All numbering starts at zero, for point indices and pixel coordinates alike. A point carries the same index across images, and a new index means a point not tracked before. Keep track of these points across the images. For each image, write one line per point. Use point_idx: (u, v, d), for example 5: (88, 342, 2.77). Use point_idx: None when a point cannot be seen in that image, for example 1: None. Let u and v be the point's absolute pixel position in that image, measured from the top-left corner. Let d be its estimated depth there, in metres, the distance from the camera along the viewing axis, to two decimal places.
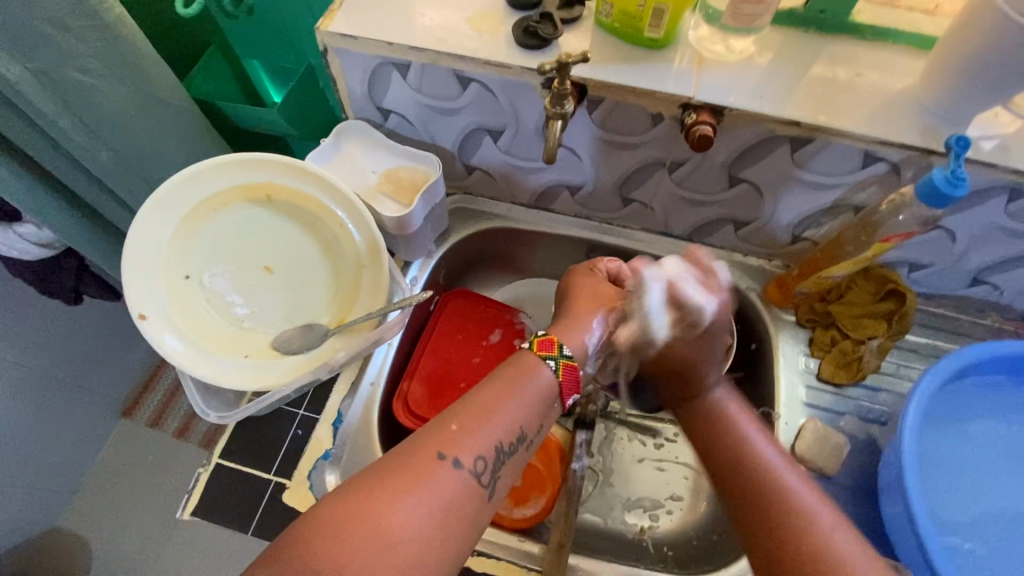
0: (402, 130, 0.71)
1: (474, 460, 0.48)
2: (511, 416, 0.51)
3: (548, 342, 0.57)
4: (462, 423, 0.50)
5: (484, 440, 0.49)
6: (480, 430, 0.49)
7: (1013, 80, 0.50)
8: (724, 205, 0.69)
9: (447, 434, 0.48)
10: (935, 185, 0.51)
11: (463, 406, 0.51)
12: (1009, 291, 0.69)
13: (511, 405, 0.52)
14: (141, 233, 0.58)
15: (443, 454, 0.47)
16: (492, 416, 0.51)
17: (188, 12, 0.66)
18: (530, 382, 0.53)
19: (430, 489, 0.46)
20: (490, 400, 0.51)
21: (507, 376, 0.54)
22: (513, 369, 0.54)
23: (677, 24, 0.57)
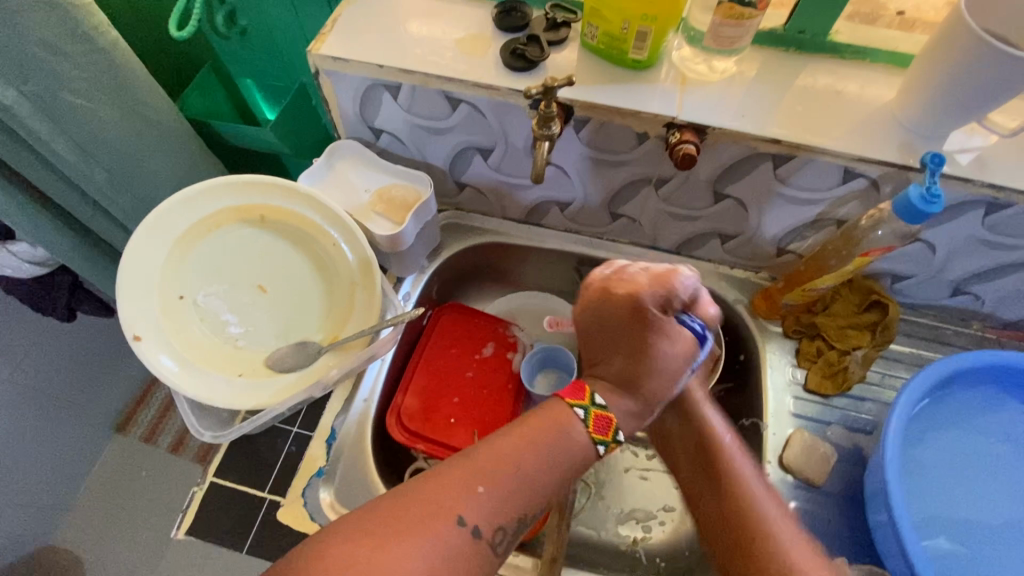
0: (393, 148, 0.72)
1: (493, 531, 0.46)
2: (536, 482, 0.48)
3: (606, 421, 0.52)
4: (488, 489, 0.46)
5: (505, 507, 0.47)
6: (508, 501, 0.47)
7: (985, 98, 0.52)
8: (710, 219, 0.70)
9: (468, 497, 0.46)
10: (910, 201, 0.52)
11: (489, 467, 0.48)
12: (990, 300, 0.71)
13: (543, 475, 0.49)
14: (135, 254, 0.58)
15: (460, 517, 0.45)
16: (519, 478, 0.48)
17: (182, 35, 0.67)
18: (564, 439, 0.50)
19: (438, 548, 0.43)
20: (522, 463, 0.48)
21: (538, 431, 0.50)
22: (544, 416, 0.51)
23: (661, 46, 0.58)
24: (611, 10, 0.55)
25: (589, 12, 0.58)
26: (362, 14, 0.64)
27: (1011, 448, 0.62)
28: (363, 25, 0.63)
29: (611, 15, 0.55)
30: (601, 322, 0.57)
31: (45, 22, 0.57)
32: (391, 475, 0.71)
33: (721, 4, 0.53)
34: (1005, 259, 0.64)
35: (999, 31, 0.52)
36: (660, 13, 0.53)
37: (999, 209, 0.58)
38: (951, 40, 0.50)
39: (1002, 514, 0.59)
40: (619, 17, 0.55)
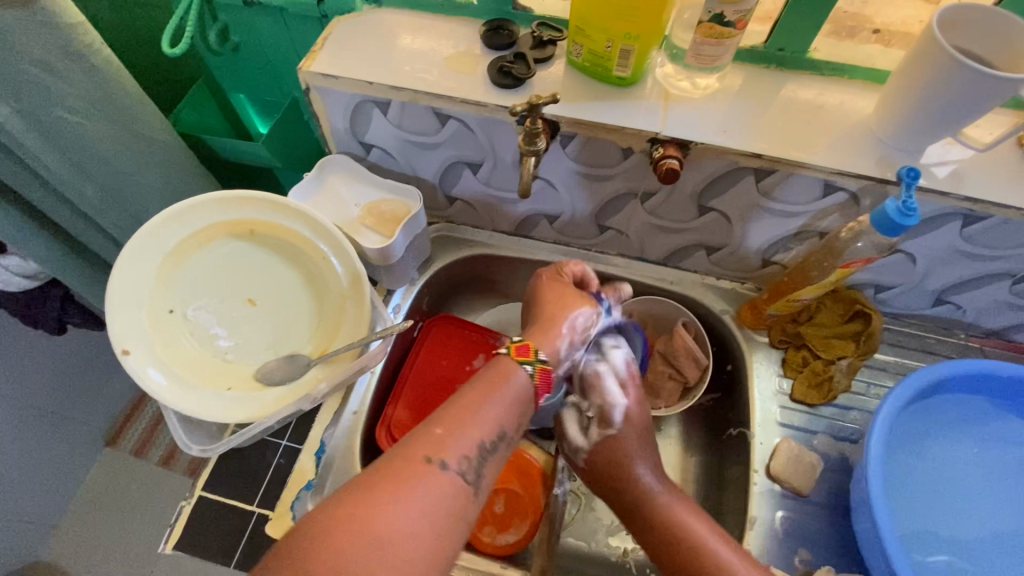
0: (384, 163, 0.73)
1: (459, 462, 0.49)
2: (489, 419, 0.52)
3: (526, 349, 0.58)
4: (445, 427, 0.50)
5: (466, 445, 0.50)
6: (464, 432, 0.51)
7: (958, 115, 0.53)
8: (696, 231, 0.71)
9: (431, 437, 0.50)
10: (888, 214, 0.53)
11: (442, 412, 0.52)
12: (971, 310, 0.72)
13: (486, 409, 0.53)
14: (125, 269, 0.58)
15: (430, 456, 0.48)
16: (473, 417, 0.52)
17: (175, 52, 0.68)
18: (506, 386, 0.55)
19: (421, 492, 0.46)
20: (466, 405, 0.53)
21: (480, 383, 0.55)
22: (483, 374, 0.56)
23: (644, 63, 0.59)
24: (595, 29, 0.56)
25: (574, 31, 0.59)
26: (352, 31, 0.66)
27: (994, 457, 0.63)
28: (353, 43, 0.65)
29: (595, 34, 0.57)
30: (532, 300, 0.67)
31: (39, 41, 0.58)
32: None
33: (701, 24, 0.54)
34: (984, 270, 0.65)
35: (971, 50, 0.53)
36: (643, 32, 0.55)
37: (975, 221, 0.59)
38: (924, 59, 0.51)
39: (985, 523, 0.59)
40: (603, 36, 0.56)
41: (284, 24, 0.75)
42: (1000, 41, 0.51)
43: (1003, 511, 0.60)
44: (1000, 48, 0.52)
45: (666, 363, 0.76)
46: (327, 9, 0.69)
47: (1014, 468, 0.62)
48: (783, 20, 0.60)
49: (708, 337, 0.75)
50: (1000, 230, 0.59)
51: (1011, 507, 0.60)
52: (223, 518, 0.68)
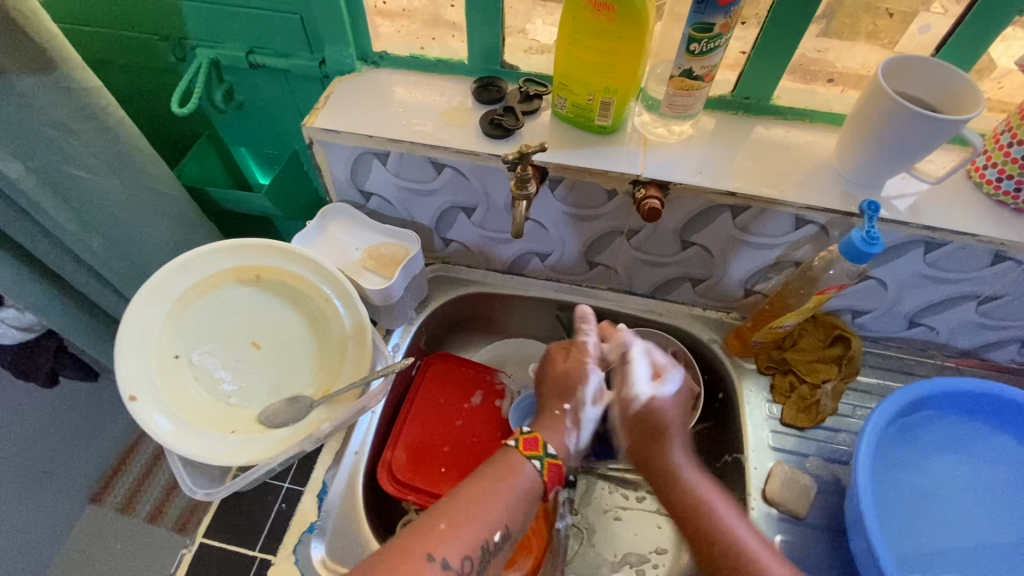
0: (382, 210, 0.76)
1: (460, 560, 0.54)
2: (497, 516, 0.58)
3: (533, 440, 0.64)
4: (450, 523, 0.56)
5: (467, 539, 0.56)
6: (466, 531, 0.56)
7: (908, 153, 0.58)
8: (680, 265, 0.75)
9: (435, 534, 0.55)
10: (854, 243, 0.57)
11: (451, 506, 0.58)
12: (944, 331, 0.76)
13: (497, 504, 0.58)
14: (134, 317, 0.60)
15: (432, 554, 0.54)
16: (476, 518, 0.57)
17: (183, 112, 0.73)
18: (515, 483, 0.60)
19: None
20: (478, 501, 0.58)
21: (494, 477, 0.60)
22: (482, 467, 0.61)
23: (623, 113, 0.65)
24: (577, 85, 0.62)
25: (558, 86, 0.65)
26: (352, 90, 0.71)
27: (984, 482, 0.64)
28: (353, 100, 0.70)
29: (577, 89, 0.63)
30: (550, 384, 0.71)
31: (57, 104, 0.62)
32: (382, 529, 0.70)
33: (672, 78, 0.59)
34: (950, 292, 0.70)
35: (917, 94, 0.59)
36: (620, 86, 0.61)
37: (936, 247, 0.64)
38: (875, 104, 0.57)
39: (981, 548, 0.61)
40: (585, 90, 0.62)
41: (287, 84, 0.80)
42: (939, 86, 0.57)
43: (998, 535, 0.62)
44: (941, 93, 0.58)
45: None
46: (327, 70, 0.75)
47: (1006, 492, 0.64)
48: (746, 73, 0.67)
49: (697, 365, 0.78)
50: (959, 254, 0.64)
51: (1006, 532, 0.62)
52: (221, 565, 0.67)
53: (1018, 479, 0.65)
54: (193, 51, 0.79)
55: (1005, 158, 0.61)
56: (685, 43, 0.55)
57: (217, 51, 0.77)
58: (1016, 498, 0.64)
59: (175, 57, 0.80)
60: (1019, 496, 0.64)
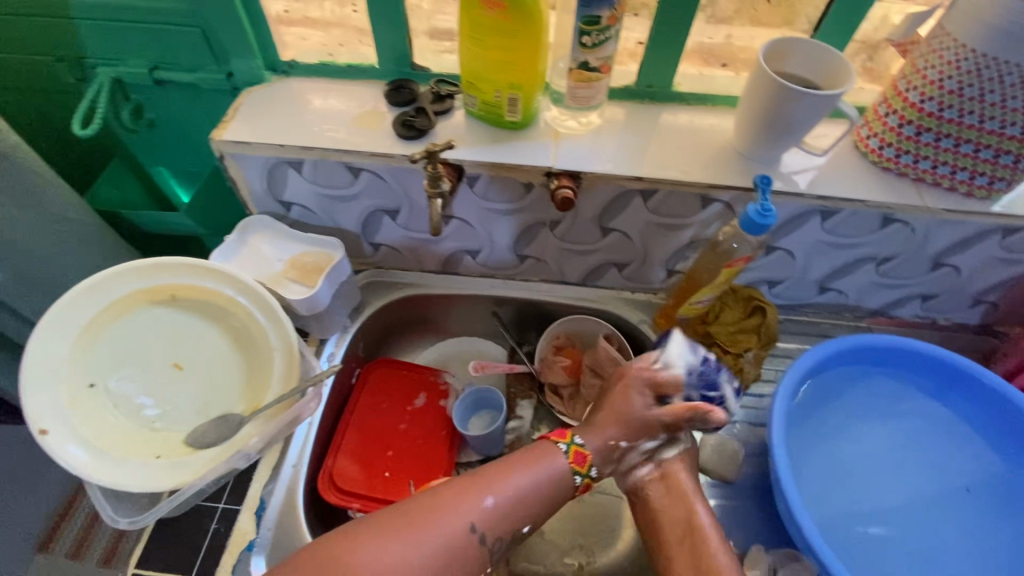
0: (305, 219, 0.76)
1: (495, 537, 0.59)
2: (531, 499, 0.61)
3: (582, 456, 0.64)
4: (494, 503, 0.59)
5: (506, 517, 0.59)
6: (507, 509, 0.60)
7: (795, 129, 0.62)
8: (604, 251, 0.77)
9: (478, 510, 0.59)
10: (750, 216, 0.61)
11: (498, 486, 0.60)
12: (852, 293, 0.81)
13: (534, 490, 0.61)
14: (39, 348, 0.58)
15: (474, 526, 0.58)
16: (516, 500, 0.60)
17: (86, 133, 0.70)
18: (553, 477, 0.62)
19: (449, 546, 0.56)
20: (519, 490, 0.60)
21: (534, 466, 0.62)
22: (533, 454, 0.64)
23: (532, 108, 0.67)
24: (483, 82, 0.64)
25: (466, 85, 0.66)
26: (262, 101, 0.70)
27: (895, 438, 0.69)
28: (264, 112, 0.69)
29: (483, 86, 0.64)
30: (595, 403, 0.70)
31: None
32: None
33: (571, 71, 0.62)
34: (851, 256, 0.74)
35: (799, 74, 0.63)
36: (524, 81, 0.62)
37: (832, 215, 0.69)
38: (761, 84, 0.60)
39: (898, 501, 0.65)
40: (491, 87, 0.64)
41: (198, 99, 0.79)
42: (817, 66, 0.62)
43: (907, 486, 0.66)
44: (819, 69, 0.62)
45: (596, 375, 0.80)
46: (236, 82, 0.74)
47: (914, 446, 0.69)
48: (647, 62, 0.70)
49: (629, 345, 0.81)
50: (853, 220, 0.69)
51: (914, 483, 0.66)
52: None
53: (923, 431, 0.70)
54: (94, 71, 0.76)
55: (884, 127, 0.66)
56: (577, 36, 0.57)
57: (119, 69, 0.74)
58: (921, 448, 0.69)
59: (75, 78, 0.77)
60: (926, 447, 0.69)
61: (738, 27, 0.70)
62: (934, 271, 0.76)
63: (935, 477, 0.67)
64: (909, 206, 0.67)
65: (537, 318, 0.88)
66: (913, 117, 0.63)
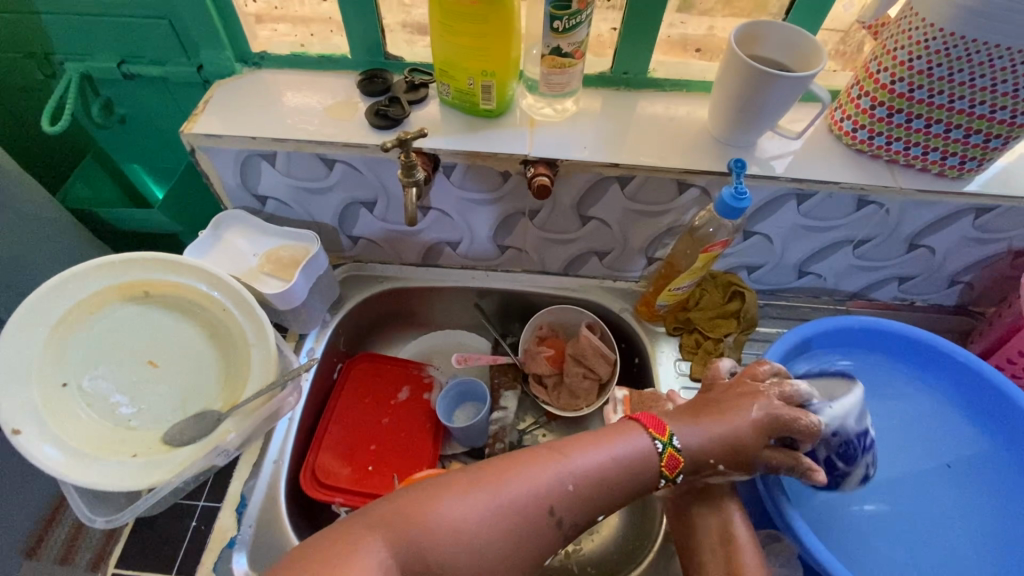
0: (281, 213, 0.75)
1: (572, 522, 0.52)
2: (617, 482, 0.54)
3: (675, 461, 0.55)
4: (575, 488, 0.52)
5: (591, 498, 0.53)
6: (590, 493, 0.53)
7: (769, 112, 0.62)
8: (584, 239, 0.77)
9: (560, 494, 0.52)
10: (725, 200, 0.61)
11: (581, 467, 0.53)
12: (831, 277, 0.82)
13: (619, 475, 0.54)
14: (8, 348, 0.56)
15: (553, 510, 0.51)
16: (601, 483, 0.53)
17: (54, 129, 0.69)
18: (641, 461, 0.54)
19: (524, 528, 0.50)
20: (608, 473, 0.53)
21: (619, 446, 0.55)
22: (616, 431, 0.56)
23: (507, 95, 0.66)
24: (456, 70, 0.63)
25: (440, 74, 0.65)
26: (233, 93, 0.69)
27: (881, 419, 0.70)
28: (235, 104, 0.68)
29: (457, 74, 0.64)
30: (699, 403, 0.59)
31: None
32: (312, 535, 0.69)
33: (544, 57, 0.61)
34: (828, 239, 0.75)
35: (771, 57, 0.63)
36: (497, 68, 0.62)
37: (807, 198, 0.69)
38: (733, 67, 0.60)
39: (881, 479, 0.66)
40: (464, 75, 0.63)
41: (169, 93, 0.77)
42: (788, 48, 0.62)
43: (886, 465, 0.67)
44: (791, 52, 0.62)
45: (579, 364, 0.80)
46: (207, 75, 0.72)
47: (893, 426, 0.70)
48: (622, 49, 0.69)
49: (611, 333, 0.81)
50: (828, 202, 0.69)
51: (893, 462, 0.67)
52: None
53: (903, 410, 0.70)
54: (61, 66, 0.74)
55: (857, 109, 0.67)
56: (548, 21, 0.57)
57: (87, 63, 0.73)
58: (900, 427, 0.69)
59: (43, 74, 0.76)
60: (906, 427, 0.69)
61: (721, 19, 0.70)
62: (910, 252, 0.77)
63: (920, 456, 0.68)
64: (883, 188, 0.67)
65: (520, 309, 0.88)
66: (884, 98, 0.63)
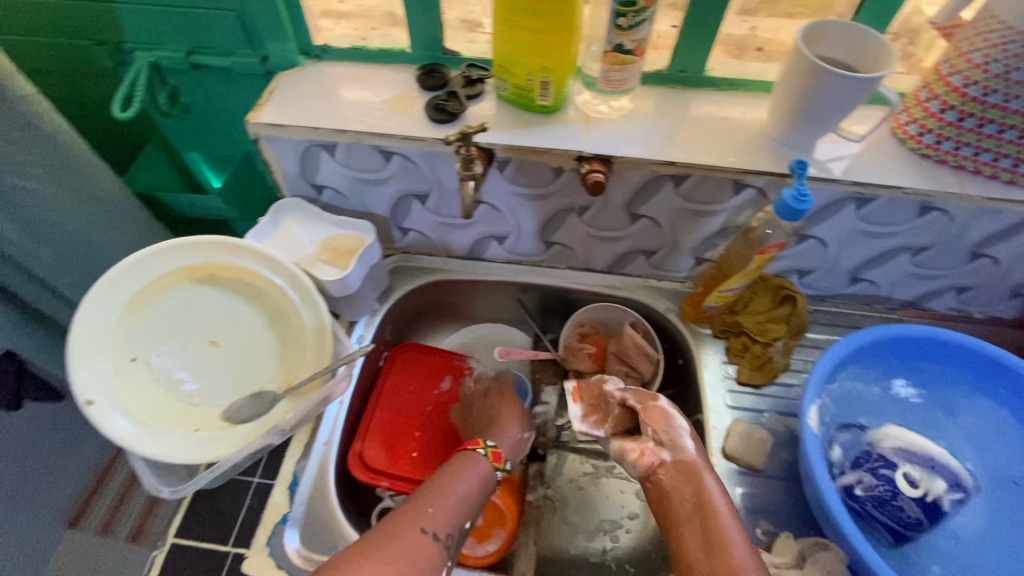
0: (336, 202, 0.77)
1: (446, 534, 0.57)
2: (468, 495, 0.61)
3: (499, 454, 0.67)
4: (435, 503, 0.59)
5: (453, 515, 0.59)
6: (449, 507, 0.59)
7: (833, 113, 0.61)
8: (632, 238, 0.77)
9: (422, 510, 0.58)
10: (786, 202, 0.60)
11: (432, 488, 0.60)
12: (885, 284, 0.80)
13: (464, 488, 0.62)
14: (85, 322, 0.59)
15: (423, 526, 0.56)
16: (457, 497, 0.60)
17: (125, 115, 0.72)
18: (478, 471, 0.64)
19: (410, 549, 0.54)
20: (454, 489, 0.61)
21: (458, 467, 0.64)
22: (448, 466, 0.63)
23: (563, 92, 0.67)
24: (515, 66, 0.64)
25: (498, 69, 0.66)
26: (296, 84, 0.71)
27: (932, 429, 0.69)
28: (298, 96, 0.70)
29: (516, 70, 0.64)
30: (475, 427, 0.75)
31: None
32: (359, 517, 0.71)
33: (605, 54, 0.61)
34: (886, 246, 0.73)
35: (836, 57, 0.62)
36: (557, 64, 0.62)
37: (867, 203, 0.67)
38: (797, 67, 0.59)
39: None
40: (523, 71, 0.64)
41: (231, 83, 0.80)
42: (856, 48, 0.60)
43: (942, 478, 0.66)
44: (858, 52, 0.60)
45: (622, 362, 0.80)
46: (270, 66, 0.75)
47: (946, 436, 0.68)
48: (680, 47, 0.69)
49: (654, 332, 0.81)
50: (889, 208, 0.68)
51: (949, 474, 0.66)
52: None
53: (958, 420, 0.69)
54: (131, 55, 0.78)
55: (924, 113, 0.65)
56: (613, 17, 0.57)
57: (156, 53, 0.76)
58: (954, 437, 0.68)
59: (113, 62, 0.79)
60: (960, 437, 0.68)
61: (762, 18, 0.71)
62: (972, 262, 0.74)
63: (997, 475, 0.65)
64: (949, 194, 0.65)
65: (560, 305, 0.88)
66: (954, 102, 0.61)
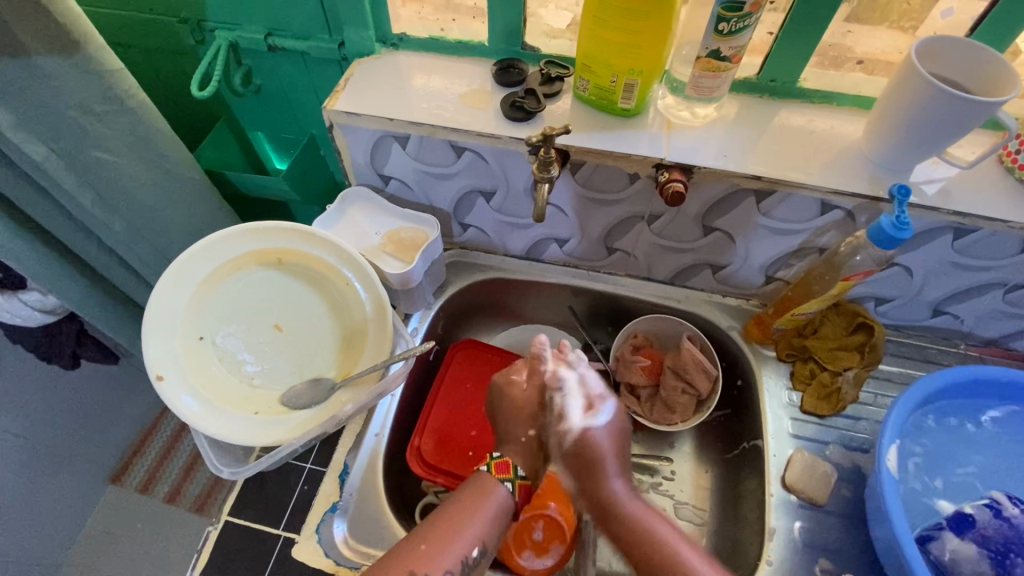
0: (401, 193, 0.76)
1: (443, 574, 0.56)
2: (472, 537, 0.59)
3: (505, 464, 0.65)
4: (428, 542, 0.57)
5: (450, 560, 0.57)
6: (445, 549, 0.57)
7: (940, 137, 0.57)
8: (700, 251, 0.74)
9: (416, 553, 0.56)
10: (883, 227, 0.56)
11: (430, 526, 0.59)
12: (969, 320, 0.75)
13: (467, 528, 0.59)
14: (159, 298, 0.60)
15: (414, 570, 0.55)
16: (457, 539, 0.58)
17: (203, 94, 0.72)
18: (489, 504, 0.61)
19: None
20: (454, 525, 0.59)
21: (466, 499, 0.61)
22: (455, 501, 0.61)
23: (646, 96, 0.64)
24: (600, 66, 0.61)
25: (580, 67, 0.64)
26: (371, 72, 0.70)
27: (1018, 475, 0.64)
28: (373, 84, 0.69)
29: (600, 70, 0.62)
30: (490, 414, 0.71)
31: (81, 85, 0.62)
32: (403, 510, 0.71)
33: (699, 59, 0.58)
34: (978, 280, 0.68)
35: (949, 76, 0.57)
36: (645, 67, 0.59)
37: (966, 234, 0.63)
38: (907, 84, 0.55)
39: None
40: (608, 71, 0.61)
41: (305, 66, 0.80)
42: (975, 68, 0.56)
43: None
44: (975, 72, 0.56)
45: (678, 378, 0.77)
46: (346, 52, 0.74)
47: None
48: (774, 55, 0.65)
49: (713, 348, 0.78)
50: (989, 241, 0.63)
51: None
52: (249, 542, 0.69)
53: None
54: (212, 34, 0.78)
55: None
56: (713, 22, 0.54)
57: (236, 34, 0.76)
58: None
59: (194, 40, 0.80)
60: None
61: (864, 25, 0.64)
62: None
63: None
64: None
65: (613, 314, 0.86)
66: None
